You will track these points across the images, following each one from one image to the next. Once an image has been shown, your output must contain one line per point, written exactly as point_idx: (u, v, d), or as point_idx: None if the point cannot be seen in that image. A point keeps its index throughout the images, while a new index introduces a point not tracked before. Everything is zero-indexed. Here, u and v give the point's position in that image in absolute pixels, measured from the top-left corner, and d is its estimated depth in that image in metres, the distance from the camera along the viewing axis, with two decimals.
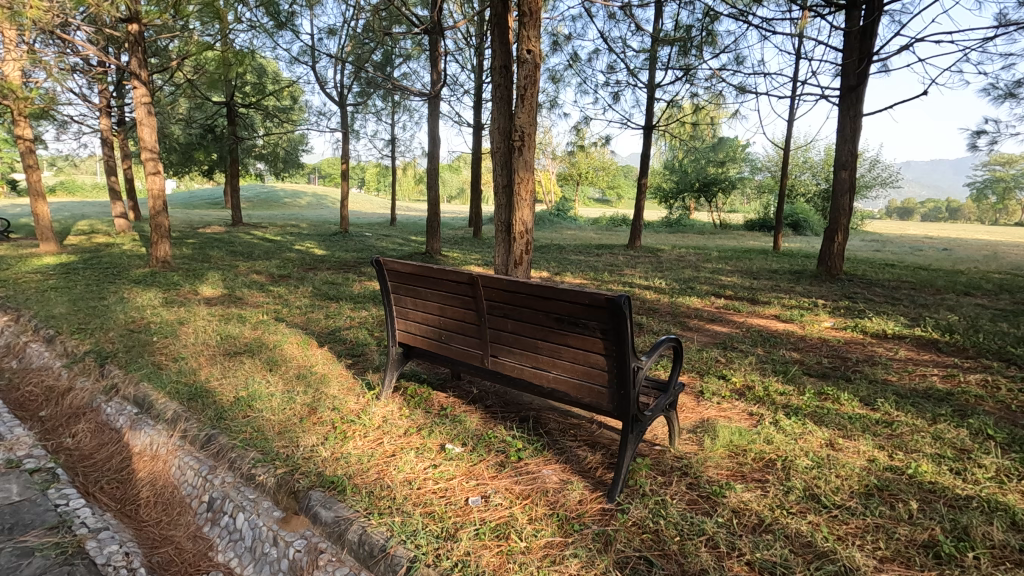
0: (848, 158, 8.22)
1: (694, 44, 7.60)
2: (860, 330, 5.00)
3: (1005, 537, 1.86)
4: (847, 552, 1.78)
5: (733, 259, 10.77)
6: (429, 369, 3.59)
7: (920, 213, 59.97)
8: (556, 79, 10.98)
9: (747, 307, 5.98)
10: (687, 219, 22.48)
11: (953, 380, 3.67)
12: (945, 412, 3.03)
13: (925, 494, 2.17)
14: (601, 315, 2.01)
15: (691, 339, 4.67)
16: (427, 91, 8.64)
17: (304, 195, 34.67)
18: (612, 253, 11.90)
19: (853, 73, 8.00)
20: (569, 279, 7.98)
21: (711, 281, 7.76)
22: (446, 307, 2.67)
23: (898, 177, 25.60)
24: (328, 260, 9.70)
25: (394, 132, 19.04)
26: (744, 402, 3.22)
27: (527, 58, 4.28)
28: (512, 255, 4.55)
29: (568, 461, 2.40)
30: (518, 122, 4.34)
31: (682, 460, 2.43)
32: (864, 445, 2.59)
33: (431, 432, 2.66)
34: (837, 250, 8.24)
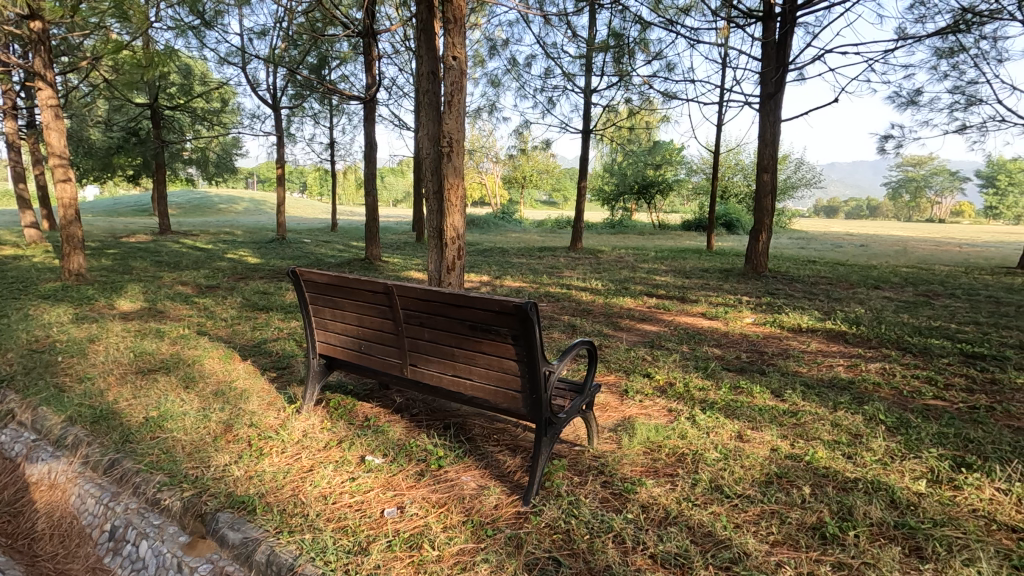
0: (769, 162, 8.69)
1: (626, 52, 7.85)
2: (777, 325, 5.29)
3: (882, 515, 2.02)
4: (741, 539, 1.89)
5: (668, 259, 11.16)
6: (356, 380, 3.54)
7: (844, 211, 63.96)
8: (495, 83, 11.06)
9: (676, 306, 6.22)
10: (629, 221, 23.10)
11: (855, 369, 3.95)
12: (844, 400, 3.26)
13: (819, 478, 2.33)
14: (511, 322, 2.05)
15: (620, 339, 4.81)
16: (362, 94, 8.51)
17: (241, 202, 33.31)
18: (553, 256, 12.07)
19: (771, 81, 8.47)
20: (509, 282, 8.04)
21: (645, 282, 8.00)
22: (364, 317, 2.64)
23: (821, 177, 27.21)
24: (261, 268, 9.39)
25: (332, 135, 18.58)
26: (664, 399, 3.35)
27: (452, 64, 4.28)
28: (445, 261, 4.57)
29: (488, 467, 2.42)
30: (446, 128, 4.34)
31: (599, 459, 2.50)
32: (768, 436, 2.74)
33: (352, 444, 2.62)
34: (761, 249, 8.69)
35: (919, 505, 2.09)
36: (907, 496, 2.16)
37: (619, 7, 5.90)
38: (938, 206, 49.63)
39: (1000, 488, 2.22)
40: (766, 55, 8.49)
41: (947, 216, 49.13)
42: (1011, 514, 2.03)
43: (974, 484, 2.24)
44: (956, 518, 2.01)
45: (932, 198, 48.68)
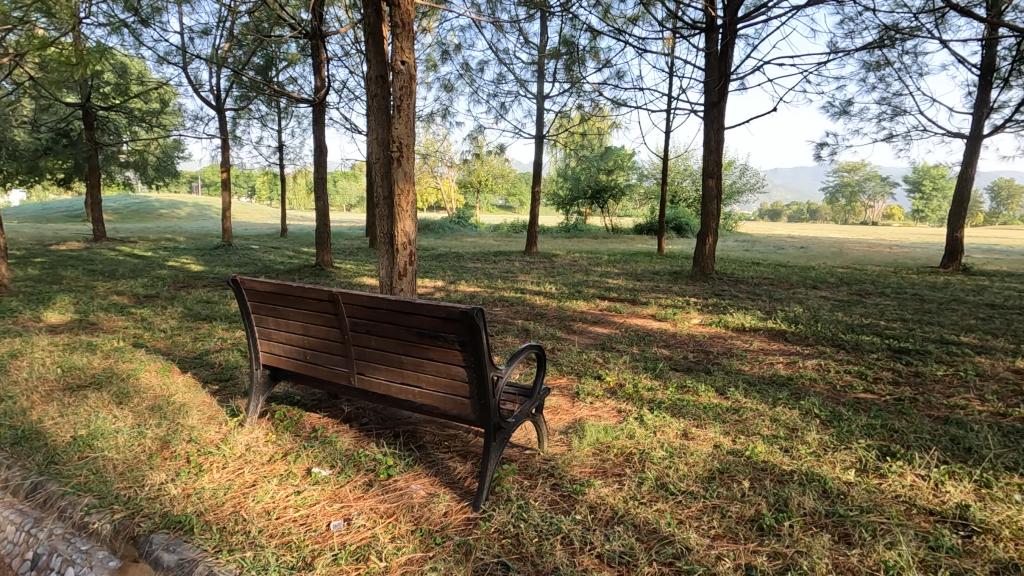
0: (713, 168, 9.01)
1: (576, 59, 7.99)
2: (722, 325, 5.49)
3: (815, 504, 2.13)
4: (684, 535, 1.95)
5: (620, 263, 11.39)
6: (303, 390, 3.45)
7: (786, 214, 66.83)
8: (449, 87, 11.04)
9: (628, 308, 6.36)
10: (583, 225, 23.46)
11: (793, 366, 4.15)
12: (782, 396, 3.42)
13: (758, 472, 2.43)
14: (458, 328, 2.05)
15: (573, 342, 4.88)
16: (311, 96, 8.31)
17: (184, 207, 31.88)
18: (508, 260, 12.12)
19: (714, 90, 8.79)
20: (463, 287, 8.03)
21: (598, 285, 8.14)
22: (309, 325, 2.59)
23: (764, 183, 28.44)
24: (205, 276, 9.02)
25: (281, 138, 18.07)
26: (614, 400, 3.42)
27: (401, 69, 4.24)
28: (396, 266, 4.53)
29: (438, 474, 2.41)
30: (396, 133, 4.30)
31: (549, 462, 2.53)
32: (712, 433, 2.84)
33: (298, 456, 2.55)
34: (708, 252, 9.00)
35: (848, 494, 2.21)
36: (838, 486, 2.28)
37: (569, 15, 6.01)
38: (871, 210, 52.63)
39: (921, 474, 2.37)
40: (709, 65, 8.81)
41: (879, 219, 52.23)
42: (930, 498, 2.17)
43: (898, 472, 2.39)
44: (881, 504, 2.13)
45: (866, 202, 51.63)
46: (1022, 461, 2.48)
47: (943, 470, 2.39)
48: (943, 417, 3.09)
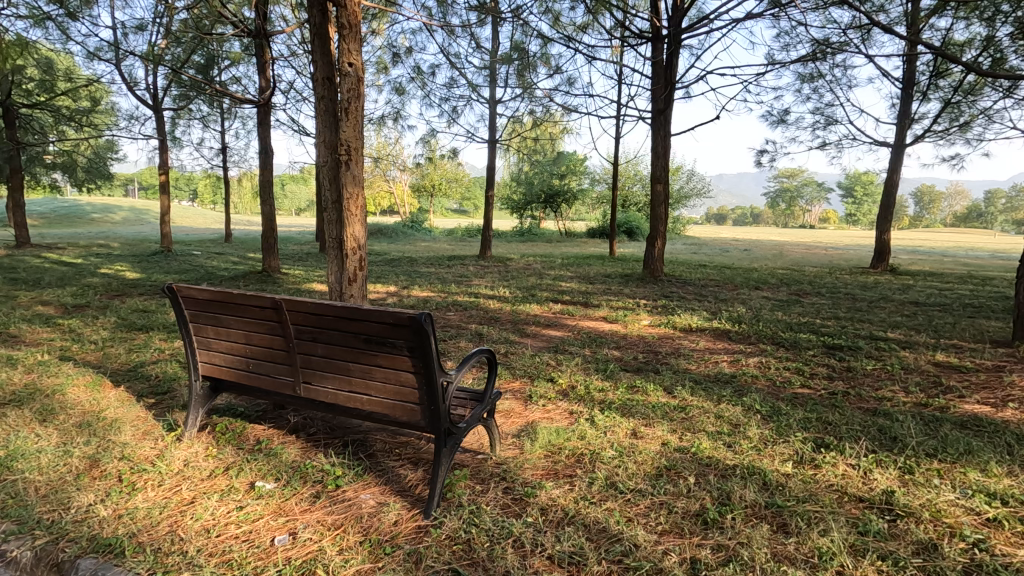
0: (661, 173, 9.27)
1: (527, 66, 8.06)
2: (670, 326, 5.66)
3: (755, 497, 2.22)
4: (633, 532, 1.99)
5: (573, 266, 11.55)
6: (247, 401, 3.33)
7: (731, 218, 69.61)
8: (401, 91, 10.91)
9: (580, 311, 6.45)
10: (537, 229, 23.65)
11: (737, 364, 4.32)
12: (727, 393, 3.55)
13: (703, 468, 2.51)
14: (406, 333, 2.03)
15: (526, 345, 4.91)
16: (255, 97, 8.03)
17: (118, 211, 30.13)
18: (462, 264, 12.06)
19: (661, 98, 9.05)
20: (416, 292, 7.95)
21: (551, 288, 8.22)
22: (251, 334, 2.50)
23: (710, 188, 29.47)
24: (141, 284, 8.55)
25: (224, 139, 17.38)
26: (566, 402, 3.46)
27: (349, 70, 4.15)
28: (346, 271, 4.44)
29: (389, 482, 2.37)
30: (343, 136, 4.21)
31: (501, 466, 2.53)
32: (659, 431, 2.92)
33: (241, 470, 2.46)
34: (657, 255, 9.26)
35: (786, 485, 2.31)
36: (777, 478, 2.38)
37: (520, 21, 6.06)
38: (809, 214, 55.44)
39: (851, 463, 2.51)
40: (656, 74, 9.07)
41: (816, 223, 55.11)
42: (860, 486, 2.30)
43: (831, 462, 2.52)
44: (816, 493, 2.24)
45: (804, 207, 54.33)
46: (940, 447, 2.66)
47: (872, 459, 2.54)
48: (873, 409, 3.29)
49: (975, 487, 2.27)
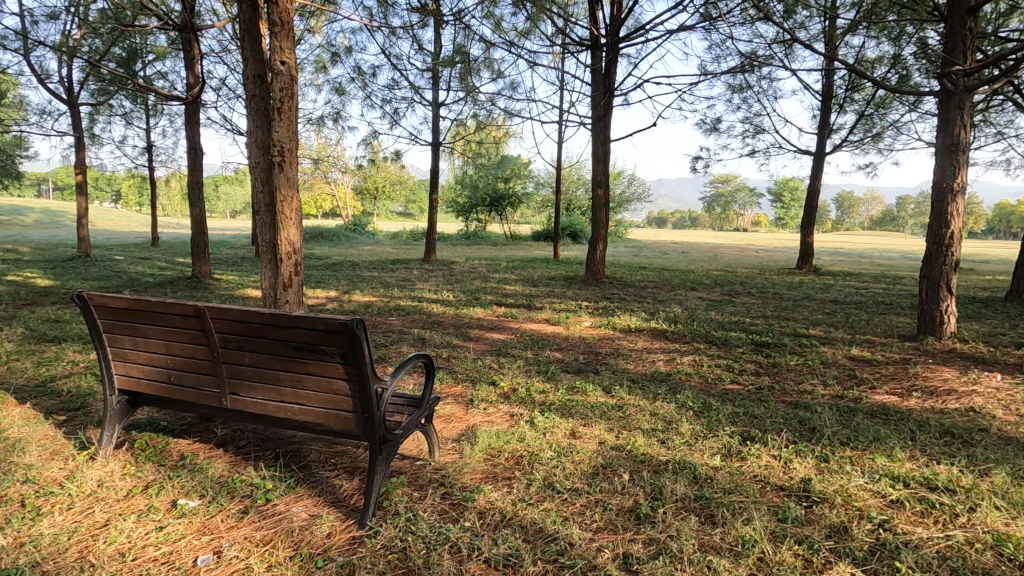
0: (602, 178, 9.49)
1: (470, 70, 8.04)
2: (611, 326, 5.80)
3: (685, 490, 2.31)
4: (568, 531, 2.02)
5: (518, 269, 11.62)
6: (172, 415, 3.15)
7: (670, 221, 72.19)
8: (341, 91, 10.64)
9: (523, 314, 6.50)
10: (482, 232, 23.65)
11: (672, 362, 4.48)
12: (662, 391, 3.67)
13: (637, 465, 2.58)
14: (338, 340, 1.98)
15: (469, 349, 4.90)
16: (183, 94, 7.62)
17: (27, 213, 27.77)
18: (406, 268, 11.89)
19: (600, 105, 9.26)
20: (358, 296, 7.78)
21: (495, 291, 8.24)
22: (172, 344, 2.37)
23: (650, 193, 30.44)
24: (54, 292, 7.93)
25: (150, 138, 16.39)
26: (507, 405, 3.48)
27: (281, 69, 4.02)
28: (280, 277, 4.29)
29: (322, 494, 2.30)
30: (276, 136, 4.07)
31: (440, 471, 2.52)
32: (597, 431, 2.98)
33: (161, 488, 2.32)
34: (598, 258, 9.47)
35: (714, 477, 2.42)
36: (706, 471, 2.49)
37: (462, 24, 6.05)
38: (742, 218, 58.23)
39: (774, 454, 2.66)
40: (596, 81, 9.27)
41: (748, 226, 57.98)
42: (781, 476, 2.43)
43: (756, 454, 2.65)
44: (741, 484, 2.36)
45: (738, 211, 56.99)
46: (852, 435, 2.86)
47: (792, 449, 2.69)
48: (794, 402, 3.49)
49: (881, 472, 2.45)
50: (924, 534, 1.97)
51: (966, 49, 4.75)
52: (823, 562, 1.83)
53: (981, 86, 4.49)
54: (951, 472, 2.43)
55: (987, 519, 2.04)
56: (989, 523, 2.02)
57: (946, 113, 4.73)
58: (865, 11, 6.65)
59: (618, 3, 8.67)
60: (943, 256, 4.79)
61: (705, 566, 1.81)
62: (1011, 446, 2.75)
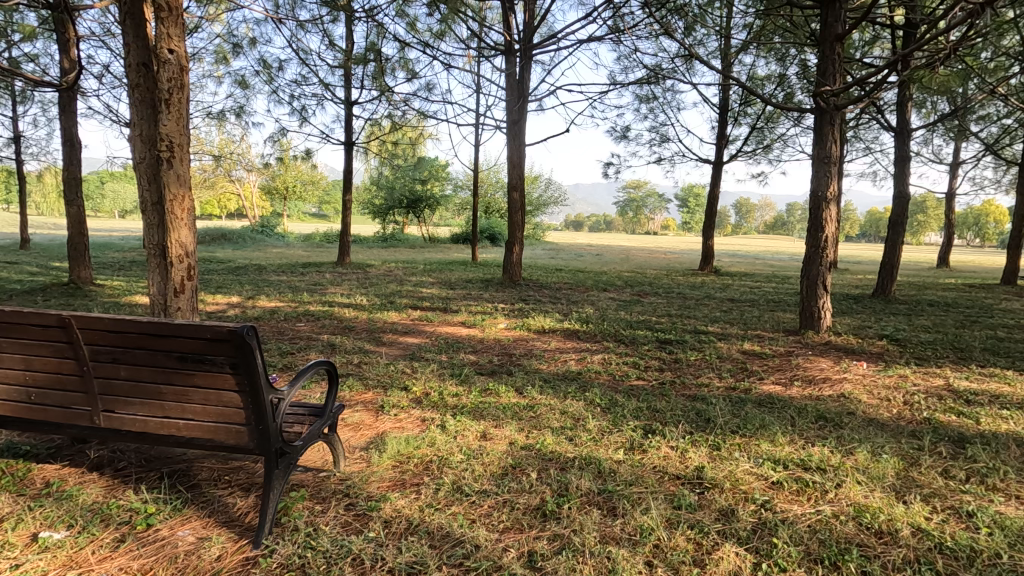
0: (518, 181, 9.61)
1: (383, 68, 7.86)
2: (526, 328, 5.88)
3: (589, 484, 2.38)
4: (475, 533, 2.02)
5: (435, 272, 11.49)
6: (37, 438, 2.81)
7: (587, 225, 74.47)
8: (244, 84, 10.02)
9: (439, 317, 6.44)
10: (400, 235, 23.18)
11: (583, 361, 4.62)
12: (572, 390, 3.78)
13: (545, 463, 2.64)
14: (227, 349, 1.86)
15: (381, 354, 4.78)
16: (57, 80, 6.82)
17: None
18: (317, 272, 11.39)
19: (515, 109, 9.40)
20: (262, 302, 7.36)
21: (411, 295, 8.10)
22: (33, 359, 2.12)
23: (566, 196, 31.24)
24: None
25: (17, 127, 14.57)
26: (419, 410, 3.43)
27: (168, 58, 3.71)
28: (171, 282, 3.96)
29: (214, 514, 2.15)
30: (164, 130, 3.76)
31: (345, 482, 2.43)
32: (508, 431, 3.01)
33: (19, 521, 2.06)
34: (514, 260, 9.59)
35: (617, 471, 2.52)
36: (610, 465, 2.59)
37: (374, 21, 5.90)
38: (652, 222, 61.29)
39: (671, 445, 2.81)
40: (511, 85, 9.39)
41: (658, 230, 61.12)
42: (677, 465, 2.58)
43: (656, 446, 2.79)
44: (641, 476, 2.47)
45: (649, 215, 59.87)
46: (741, 424, 3.09)
47: (689, 439, 2.87)
48: (693, 395, 3.72)
49: (764, 456, 2.66)
50: (799, 511, 2.16)
51: (835, 72, 5.30)
52: (712, 544, 1.96)
53: (848, 105, 5.01)
54: (823, 453, 2.69)
55: (850, 493, 2.28)
56: (851, 497, 2.26)
57: (821, 128, 5.24)
58: (756, 32, 7.23)
59: (531, 11, 8.85)
60: (820, 258, 5.30)
61: (605, 557, 1.88)
62: (872, 427, 3.09)
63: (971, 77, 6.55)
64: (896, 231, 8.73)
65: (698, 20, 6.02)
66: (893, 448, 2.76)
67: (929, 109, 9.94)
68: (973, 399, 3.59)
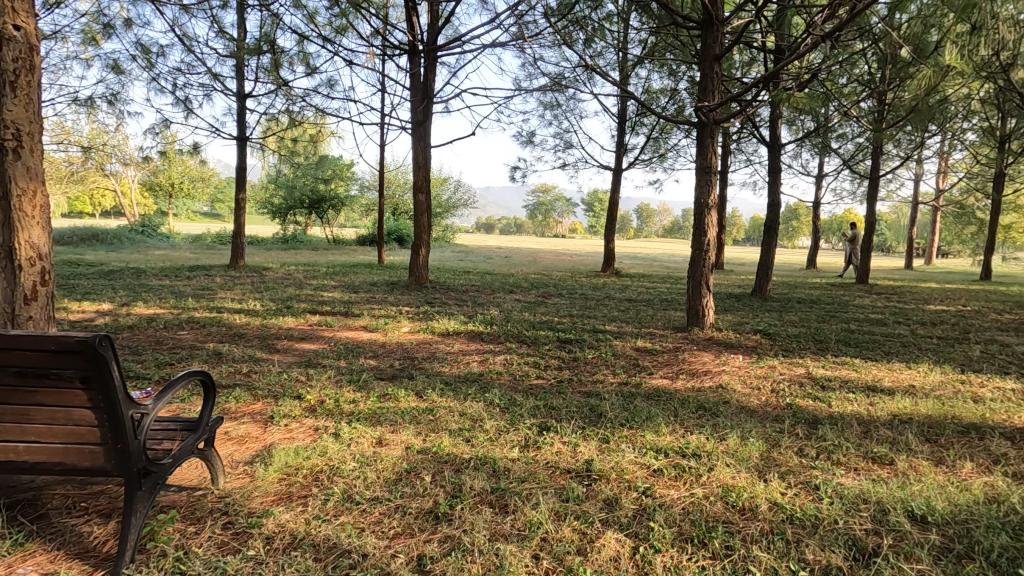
0: (423, 183, 9.51)
1: (279, 61, 7.46)
2: (429, 331, 5.83)
3: (483, 484, 2.41)
4: (362, 542, 1.98)
5: (338, 275, 11.09)
6: None
7: (497, 228, 75.11)
8: (118, 69, 9.08)
9: (339, 322, 6.22)
10: (302, 236, 22.08)
11: (486, 362, 4.66)
12: (472, 391, 3.81)
13: (440, 465, 2.63)
14: (78, 362, 1.68)
15: (274, 362, 4.53)
16: None
17: None
18: (206, 276, 10.58)
19: (420, 110, 9.29)
20: (139, 308, 6.72)
21: (310, 299, 7.75)
22: None
23: (475, 199, 31.32)
24: None
25: None
26: (312, 418, 3.29)
27: (14, 35, 3.27)
28: (18, 288, 3.48)
29: (64, 546, 1.93)
30: (9, 115, 3.31)
31: (224, 499, 2.28)
32: (405, 436, 2.97)
33: None
34: (421, 262, 9.48)
35: (510, 469, 2.57)
36: (504, 463, 2.63)
37: (268, 9, 5.57)
38: (560, 224, 63.05)
39: (565, 441, 2.91)
40: (415, 86, 9.26)
41: (565, 232, 63.00)
42: (569, 459, 2.68)
43: (549, 443, 2.88)
44: (533, 472, 2.54)
45: (556, 219, 61.55)
46: (630, 417, 3.27)
47: (580, 434, 2.99)
48: (588, 391, 3.88)
49: (648, 446, 2.84)
50: (675, 495, 2.33)
51: (715, 89, 5.76)
52: (595, 532, 2.06)
53: (725, 120, 5.46)
54: (700, 440, 2.91)
55: (720, 475, 2.49)
56: (721, 478, 2.47)
57: (702, 140, 5.67)
58: (649, 47, 7.66)
59: (435, 11, 8.79)
60: (703, 259, 5.73)
61: (493, 554, 1.91)
62: (743, 413, 3.39)
63: (830, 99, 7.37)
64: (770, 236, 9.66)
65: (597, 33, 6.28)
66: (759, 432, 3.05)
67: (798, 127, 11.08)
68: (827, 385, 4.06)
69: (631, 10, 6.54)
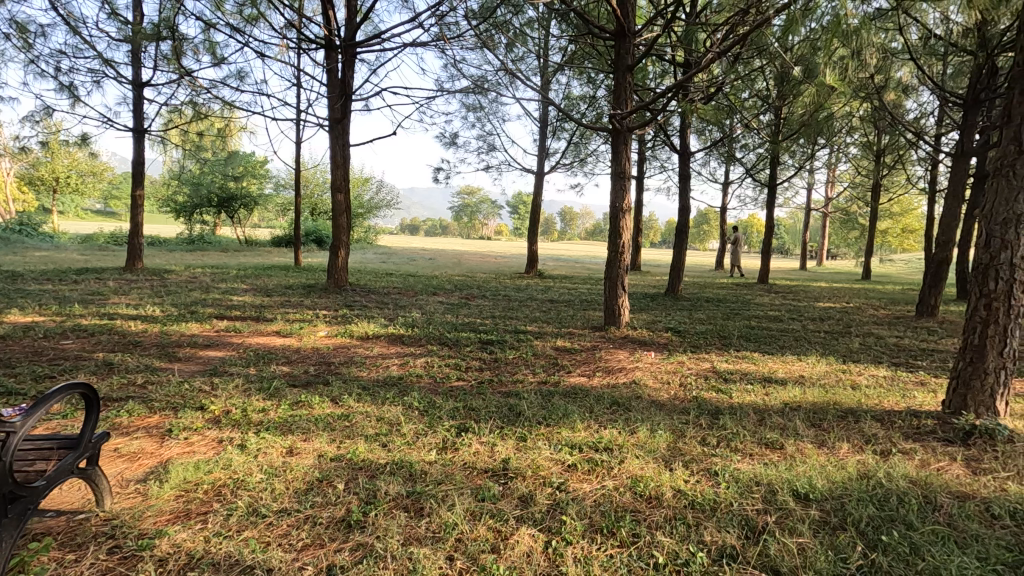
0: (342, 182, 9.21)
1: (181, 49, 6.96)
2: (347, 334, 5.66)
3: (398, 488, 2.37)
4: (267, 557, 1.89)
5: (250, 278, 10.50)
6: None
7: (422, 229, 74.17)
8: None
9: (249, 327, 5.88)
10: (209, 236, 20.70)
11: (405, 366, 4.59)
12: (391, 395, 3.73)
13: (354, 472, 2.57)
14: None
15: (175, 371, 4.22)
16: None
17: None
18: (96, 279, 9.66)
19: (337, 107, 8.99)
20: (13, 316, 6.01)
21: (218, 303, 7.28)
22: None
23: (398, 200, 30.72)
24: None
25: None
26: (217, 430, 3.09)
27: None
28: None
29: None
30: None
31: (112, 521, 2.10)
32: (318, 444, 2.87)
33: None
34: (340, 264, 9.18)
35: (427, 472, 2.55)
36: (421, 467, 2.61)
37: None
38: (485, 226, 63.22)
39: (482, 441, 2.93)
40: (333, 82, 8.95)
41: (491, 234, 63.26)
42: (485, 459, 2.70)
43: (467, 444, 2.89)
44: (450, 474, 2.54)
45: (482, 220, 61.67)
46: (547, 415, 3.34)
47: (498, 433, 3.02)
48: (508, 391, 3.92)
49: (563, 442, 2.92)
50: (587, 489, 2.41)
51: (628, 98, 6.01)
52: (509, 529, 2.09)
53: (638, 128, 5.72)
54: (612, 434, 3.03)
55: (629, 467, 2.61)
56: (630, 470, 2.59)
57: (617, 147, 5.90)
58: (568, 54, 7.87)
59: (353, 7, 8.55)
60: (620, 261, 5.96)
61: (407, 558, 1.89)
62: (652, 407, 3.57)
63: (732, 111, 7.90)
64: (681, 239, 10.22)
65: (517, 37, 6.37)
66: (666, 424, 3.21)
67: (706, 137, 11.79)
68: (729, 377, 4.36)
69: (551, 17, 6.70)
